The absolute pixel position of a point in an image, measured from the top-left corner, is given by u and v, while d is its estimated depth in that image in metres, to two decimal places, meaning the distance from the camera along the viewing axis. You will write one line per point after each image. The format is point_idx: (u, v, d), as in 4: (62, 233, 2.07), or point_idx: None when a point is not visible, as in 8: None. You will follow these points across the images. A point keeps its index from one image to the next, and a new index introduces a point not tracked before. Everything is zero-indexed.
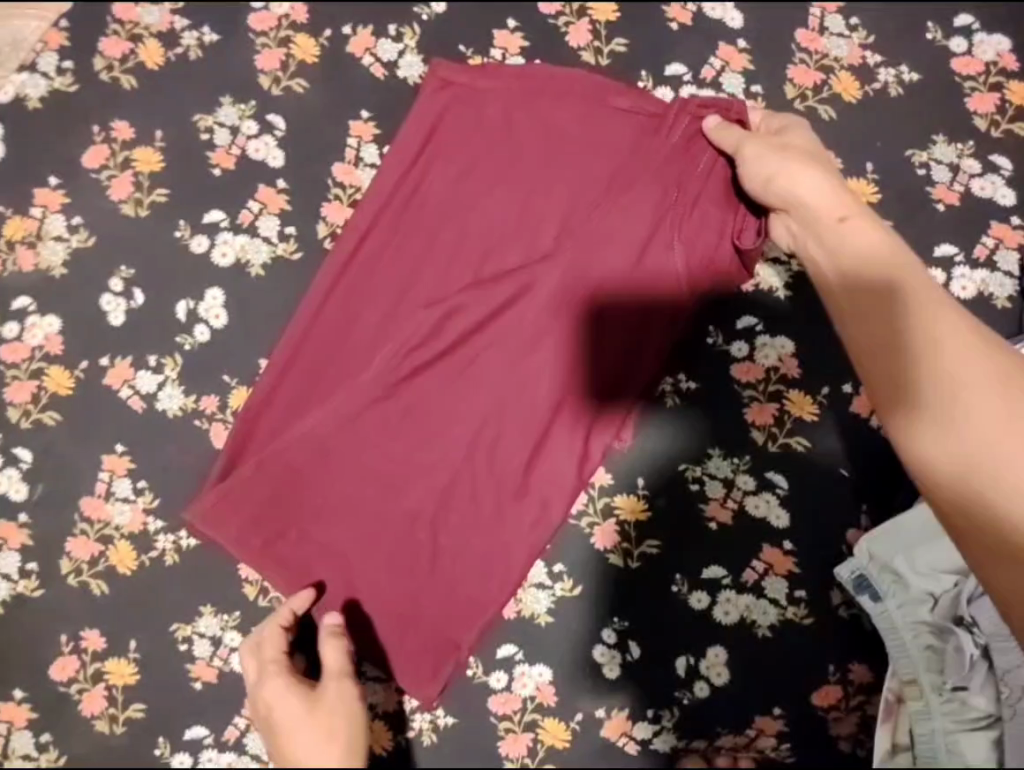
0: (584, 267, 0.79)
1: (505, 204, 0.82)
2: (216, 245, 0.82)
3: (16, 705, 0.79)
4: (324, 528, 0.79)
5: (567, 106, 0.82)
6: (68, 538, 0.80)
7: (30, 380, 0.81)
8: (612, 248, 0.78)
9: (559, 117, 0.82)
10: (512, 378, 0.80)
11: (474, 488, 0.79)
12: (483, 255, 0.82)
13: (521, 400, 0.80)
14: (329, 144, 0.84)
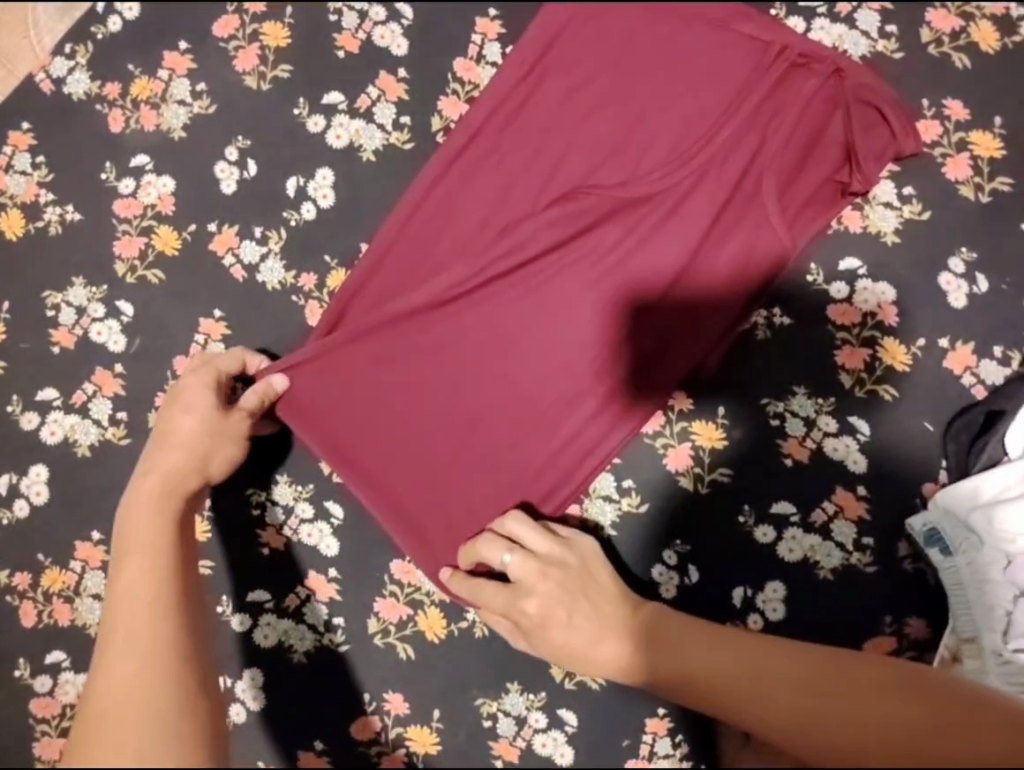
0: (689, 196, 0.80)
1: (616, 122, 0.82)
2: (331, 126, 0.84)
3: (93, 546, 0.83)
4: (401, 415, 0.80)
5: (692, 33, 0.82)
6: (158, 393, 0.83)
7: (139, 237, 0.84)
8: (718, 180, 0.79)
9: (682, 42, 0.82)
10: (602, 296, 0.81)
11: (551, 399, 0.81)
12: (587, 170, 0.82)
13: (608, 319, 0.81)
14: (453, 38, 0.84)
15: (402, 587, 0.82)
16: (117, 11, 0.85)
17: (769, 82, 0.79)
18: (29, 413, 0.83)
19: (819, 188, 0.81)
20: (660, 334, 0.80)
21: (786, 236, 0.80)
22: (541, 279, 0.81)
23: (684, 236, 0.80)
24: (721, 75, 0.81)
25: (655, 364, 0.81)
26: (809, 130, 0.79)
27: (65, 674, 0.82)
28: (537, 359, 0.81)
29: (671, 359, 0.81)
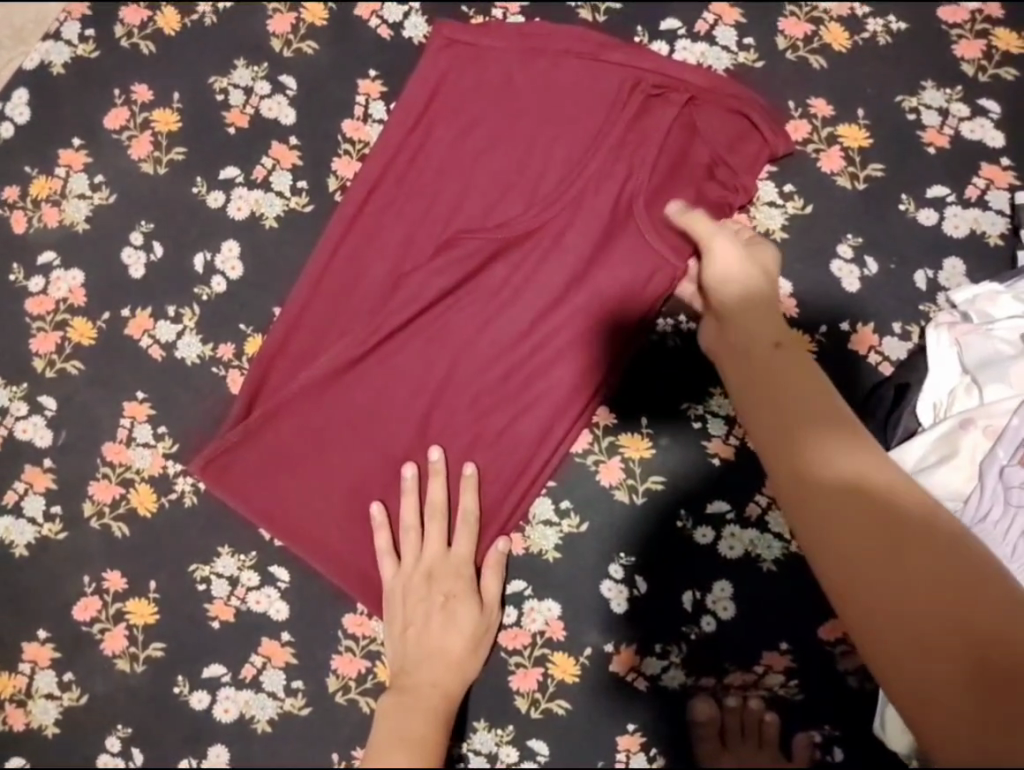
0: (579, 222, 0.83)
1: (505, 159, 0.85)
2: (231, 200, 0.86)
3: (41, 645, 0.81)
4: (334, 471, 0.82)
5: (566, 66, 0.85)
6: (91, 481, 0.83)
7: (54, 331, 0.85)
8: (608, 204, 0.83)
9: (558, 75, 0.85)
10: (510, 329, 0.84)
11: (476, 435, 0.83)
12: (483, 210, 0.85)
13: (520, 351, 0.84)
14: (339, 102, 0.88)
15: (357, 641, 0.82)
16: (8, 117, 0.87)
17: (641, 107, 0.83)
18: None
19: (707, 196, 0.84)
20: (568, 359, 0.83)
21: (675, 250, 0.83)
22: (454, 319, 0.84)
23: (579, 262, 0.83)
24: (597, 106, 0.84)
25: (568, 388, 0.83)
26: (686, 146, 0.83)
27: None
28: (458, 397, 0.83)
29: (581, 381, 0.83)
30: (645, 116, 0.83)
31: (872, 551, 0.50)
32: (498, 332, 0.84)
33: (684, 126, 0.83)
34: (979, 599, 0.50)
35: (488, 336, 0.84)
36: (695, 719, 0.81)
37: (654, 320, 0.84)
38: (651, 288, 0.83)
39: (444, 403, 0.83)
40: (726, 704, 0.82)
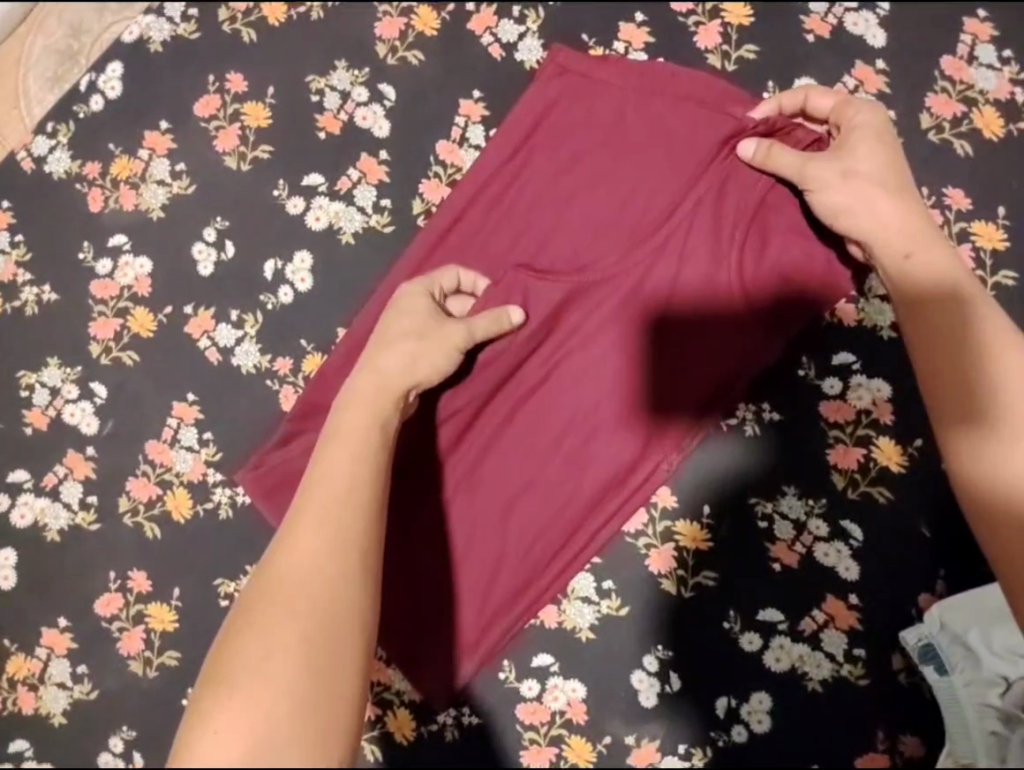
0: (669, 284, 0.77)
1: (601, 205, 0.79)
2: (311, 208, 0.82)
3: (59, 632, 0.81)
4: None
5: (683, 112, 0.78)
6: (130, 477, 0.81)
7: (115, 318, 0.82)
8: (703, 268, 0.77)
9: (673, 121, 0.78)
10: (580, 388, 0.79)
11: (524, 489, 0.78)
12: (569, 253, 0.79)
13: (585, 408, 0.79)
14: (437, 120, 0.83)
15: (371, 686, 0.78)
16: (100, 90, 0.85)
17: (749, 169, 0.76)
18: None
19: (816, 275, 0.77)
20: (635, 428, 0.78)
21: (766, 331, 0.77)
22: (520, 365, 0.79)
23: (663, 329, 0.78)
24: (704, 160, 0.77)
25: (629, 457, 0.78)
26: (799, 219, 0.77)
27: (26, 764, 0.80)
28: (511, 447, 0.79)
29: (645, 454, 0.78)
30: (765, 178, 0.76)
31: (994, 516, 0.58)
32: (564, 385, 0.79)
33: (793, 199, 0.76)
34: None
35: (553, 387, 0.79)
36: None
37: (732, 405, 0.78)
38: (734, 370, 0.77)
39: (499, 453, 0.79)
40: None
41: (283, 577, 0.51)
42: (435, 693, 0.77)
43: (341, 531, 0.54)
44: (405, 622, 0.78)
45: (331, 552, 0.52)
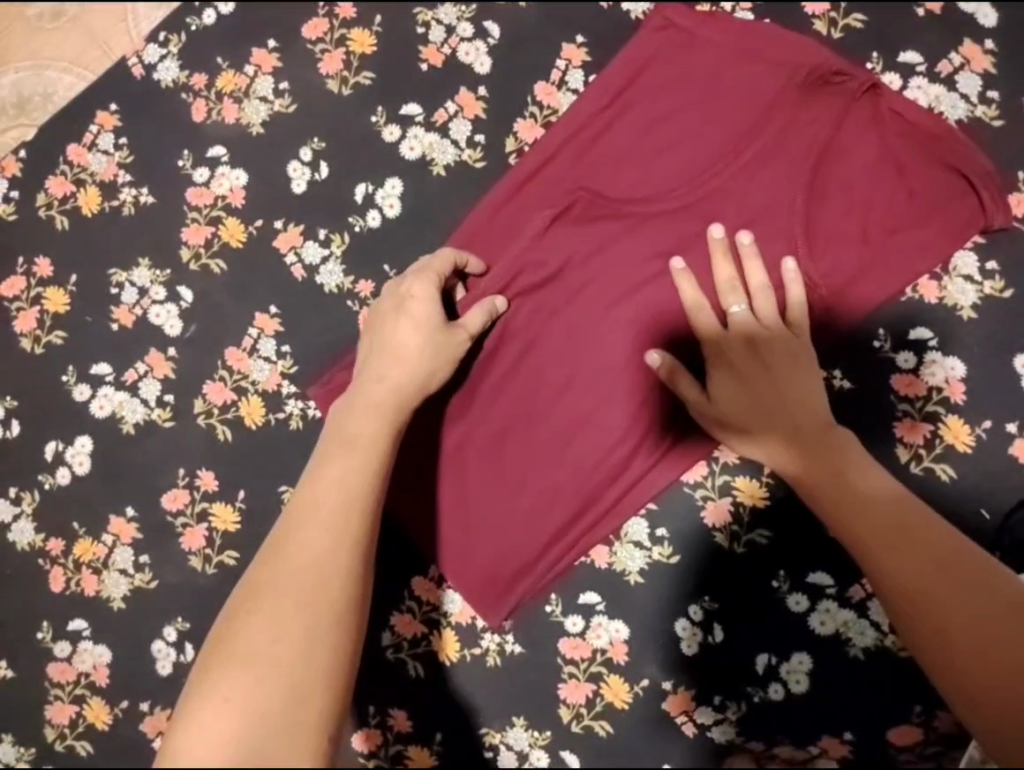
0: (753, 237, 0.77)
1: (694, 155, 0.79)
2: (406, 137, 0.84)
3: (126, 522, 0.84)
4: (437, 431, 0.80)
5: (781, 72, 0.78)
6: (207, 381, 0.84)
7: (207, 225, 0.85)
8: (789, 225, 0.77)
9: (771, 80, 0.78)
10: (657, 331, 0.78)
11: (583, 427, 0.79)
12: (652, 199, 0.79)
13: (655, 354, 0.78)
14: (538, 62, 0.84)
15: (420, 605, 0.81)
16: (213, 5, 0.87)
17: (839, 131, 0.77)
18: (82, 385, 0.85)
19: (899, 245, 0.77)
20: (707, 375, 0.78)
21: (846, 292, 0.77)
22: (593, 305, 0.79)
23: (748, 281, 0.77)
24: (800, 118, 0.78)
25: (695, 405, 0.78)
26: (888, 188, 0.77)
27: (83, 644, 0.83)
28: (574, 384, 0.79)
29: None
30: (855, 147, 0.77)
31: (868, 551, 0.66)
32: (635, 329, 0.78)
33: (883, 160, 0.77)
34: (926, 589, 0.63)
35: (624, 329, 0.79)
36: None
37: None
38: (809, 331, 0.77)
39: (570, 390, 0.79)
40: None
41: (273, 604, 0.54)
42: (483, 617, 0.79)
43: (321, 603, 0.55)
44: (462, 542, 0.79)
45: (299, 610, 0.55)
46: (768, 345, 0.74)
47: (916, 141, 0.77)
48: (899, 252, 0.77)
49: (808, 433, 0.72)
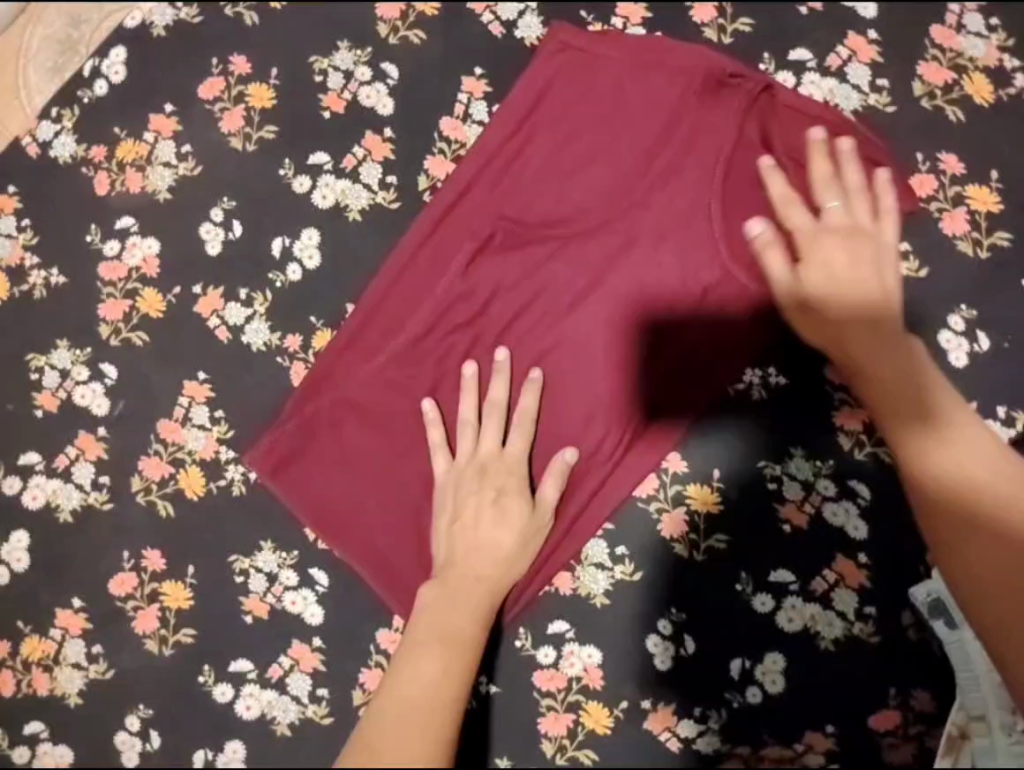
0: (671, 246, 0.78)
1: (606, 171, 0.80)
2: (317, 186, 0.83)
3: (74, 613, 0.81)
4: (386, 471, 0.79)
5: (680, 81, 0.80)
6: (142, 457, 0.82)
7: (124, 299, 0.83)
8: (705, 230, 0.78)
9: (670, 90, 0.80)
10: (593, 347, 0.79)
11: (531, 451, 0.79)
12: (571, 220, 0.80)
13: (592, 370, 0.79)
14: (440, 97, 0.84)
15: (387, 657, 0.79)
16: (103, 75, 0.85)
17: (743, 130, 0.79)
18: (11, 477, 0.82)
19: None
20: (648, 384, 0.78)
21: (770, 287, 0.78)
22: (526, 329, 0.80)
23: (673, 289, 0.78)
24: (703, 124, 0.79)
25: (639, 417, 0.79)
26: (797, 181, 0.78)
27: (42, 746, 0.80)
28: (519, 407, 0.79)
29: (656, 410, 0.79)
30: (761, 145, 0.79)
31: (970, 538, 0.68)
32: (571, 348, 0.79)
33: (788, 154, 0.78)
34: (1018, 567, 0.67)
35: (560, 349, 0.79)
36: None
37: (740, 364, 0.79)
38: (740, 330, 0.79)
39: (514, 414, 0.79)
40: None
41: None
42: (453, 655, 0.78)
43: None
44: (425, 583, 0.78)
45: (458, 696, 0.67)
46: (861, 300, 0.73)
47: (819, 130, 0.78)
48: None
49: (880, 381, 0.71)
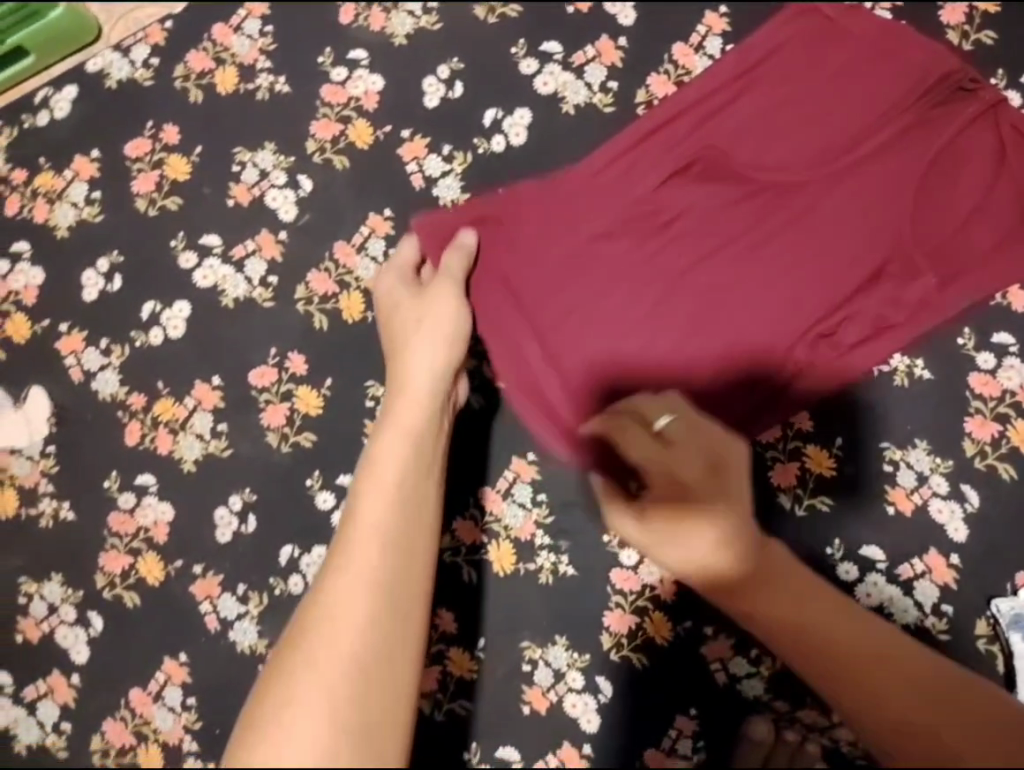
0: (857, 224, 0.81)
1: (812, 139, 0.83)
2: (542, 71, 0.88)
3: (210, 389, 0.86)
4: (528, 353, 0.82)
5: (910, 72, 0.83)
6: (312, 270, 0.87)
7: (337, 122, 0.88)
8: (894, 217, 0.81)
9: (898, 79, 0.83)
10: (765, 292, 0.81)
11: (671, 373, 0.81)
12: (769, 173, 0.83)
13: (752, 315, 0.81)
14: (678, 25, 0.88)
15: (483, 514, 0.83)
16: None
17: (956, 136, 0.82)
18: (190, 252, 0.88)
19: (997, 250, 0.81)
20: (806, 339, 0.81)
21: (942, 289, 0.81)
22: (696, 260, 0.82)
23: (851, 263, 0.81)
24: (921, 118, 0.82)
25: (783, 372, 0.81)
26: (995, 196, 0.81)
27: (147, 499, 0.85)
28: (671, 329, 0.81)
29: (799, 372, 0.81)
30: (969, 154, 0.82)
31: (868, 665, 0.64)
32: (736, 289, 0.81)
33: (994, 168, 0.81)
34: (877, 682, 0.63)
35: (725, 287, 0.81)
36: (747, 734, 0.80)
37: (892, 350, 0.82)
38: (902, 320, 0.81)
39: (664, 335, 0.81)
40: (783, 735, 0.79)
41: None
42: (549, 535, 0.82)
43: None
44: (544, 464, 0.81)
45: (405, 623, 0.55)
46: None
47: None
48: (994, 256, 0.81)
49: None
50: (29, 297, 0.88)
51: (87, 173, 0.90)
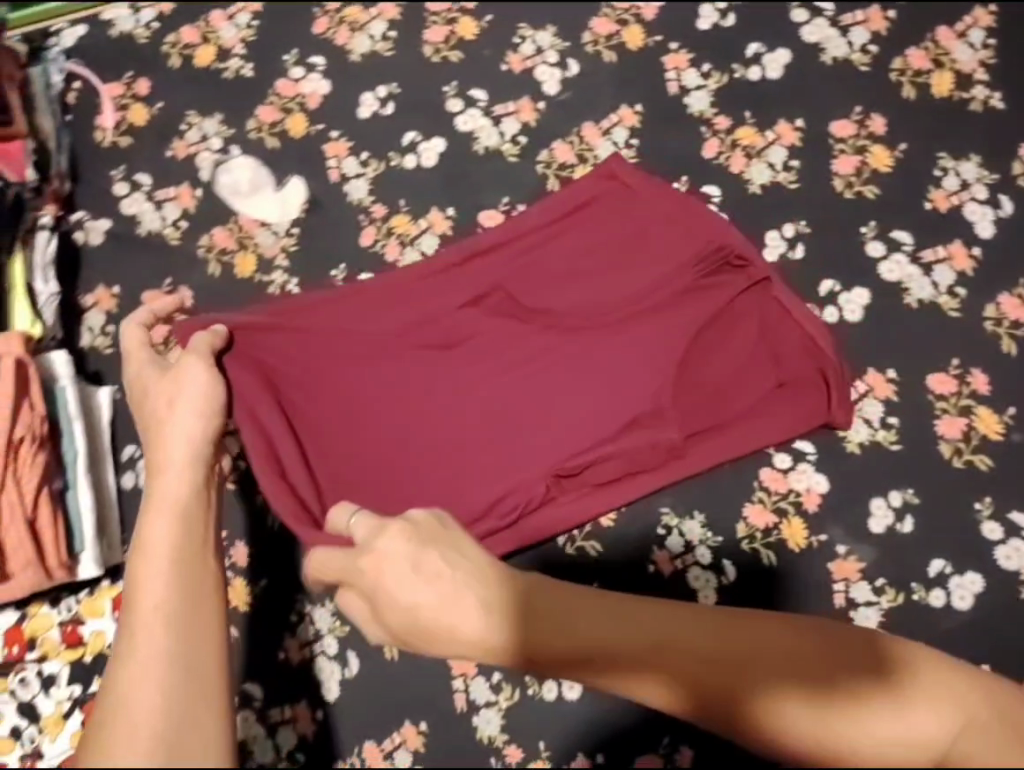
0: (695, 352, 0.86)
1: (682, 248, 0.88)
2: (810, 23, 0.96)
3: (443, 218, 0.97)
4: (360, 389, 0.85)
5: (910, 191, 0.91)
6: (559, 139, 0.97)
7: (615, 23, 0.99)
8: (739, 356, 0.86)
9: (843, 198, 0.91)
10: (648, 414, 0.85)
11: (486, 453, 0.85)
12: (647, 284, 0.88)
13: (594, 406, 0.85)
14: (947, 12, 0.95)
15: None
16: None
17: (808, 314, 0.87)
18: (458, 99, 0.99)
19: (813, 410, 0.85)
20: (589, 457, 0.84)
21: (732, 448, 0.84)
22: (577, 347, 0.86)
23: (696, 383, 0.86)
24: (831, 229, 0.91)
25: (621, 444, 0.84)
26: (797, 383, 0.86)
27: None
28: (484, 412, 0.86)
29: (577, 484, 0.85)
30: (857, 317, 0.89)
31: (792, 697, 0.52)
32: (573, 395, 0.85)
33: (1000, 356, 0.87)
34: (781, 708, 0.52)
35: (556, 393, 0.86)
36: None
37: (698, 470, 0.85)
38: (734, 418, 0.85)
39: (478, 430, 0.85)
40: None
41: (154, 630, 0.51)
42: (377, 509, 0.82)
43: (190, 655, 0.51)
44: (328, 492, 0.82)
45: (207, 700, 0.49)
46: None
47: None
48: (809, 394, 0.85)
49: None
50: (313, 102, 1.01)
51: (389, 16, 1.03)
